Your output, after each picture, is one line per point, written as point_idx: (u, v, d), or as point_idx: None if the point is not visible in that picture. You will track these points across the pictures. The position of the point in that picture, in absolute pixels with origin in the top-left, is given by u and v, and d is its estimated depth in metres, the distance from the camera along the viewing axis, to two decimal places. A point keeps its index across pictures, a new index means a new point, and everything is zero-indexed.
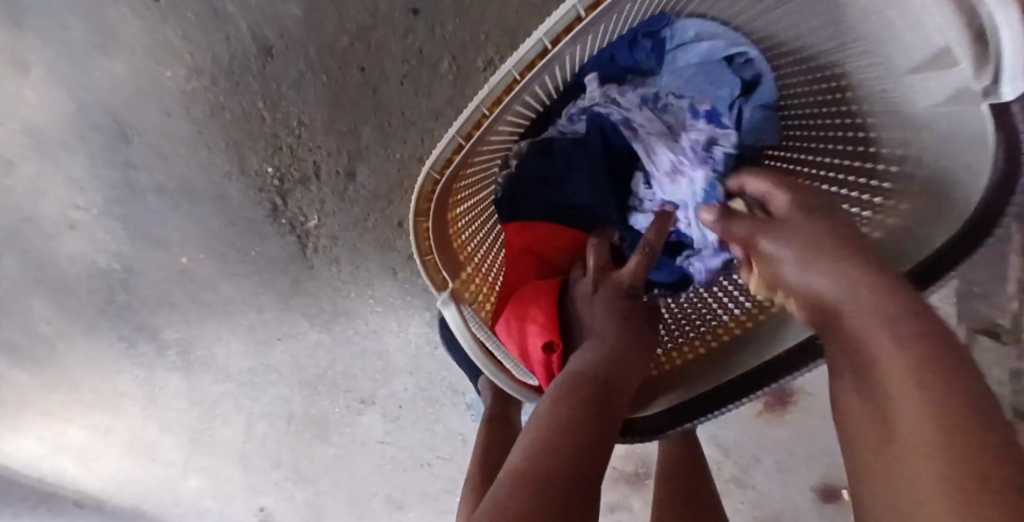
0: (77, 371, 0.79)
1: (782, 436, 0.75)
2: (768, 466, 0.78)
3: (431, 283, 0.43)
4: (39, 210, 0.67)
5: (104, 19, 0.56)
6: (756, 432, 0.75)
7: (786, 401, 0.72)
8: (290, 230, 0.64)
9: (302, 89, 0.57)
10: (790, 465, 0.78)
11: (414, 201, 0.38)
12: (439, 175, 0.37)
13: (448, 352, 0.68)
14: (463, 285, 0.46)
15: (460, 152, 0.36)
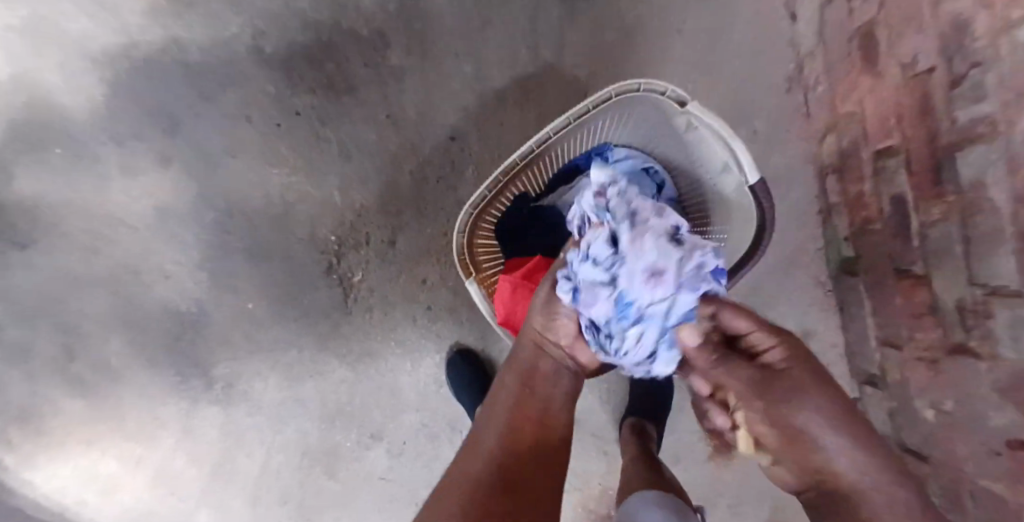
0: (128, 403, 0.96)
1: (730, 480, 0.93)
2: (723, 510, 0.94)
3: (459, 271, 0.72)
4: (146, 264, 0.91)
5: (239, 135, 0.86)
6: (706, 479, 0.94)
7: (732, 449, 0.91)
8: (339, 283, 0.89)
9: (367, 183, 0.85)
10: (741, 510, 0.94)
11: (459, 220, 0.70)
12: (472, 210, 0.70)
13: (450, 385, 0.89)
14: (482, 281, 0.73)
15: (485, 194, 0.70)
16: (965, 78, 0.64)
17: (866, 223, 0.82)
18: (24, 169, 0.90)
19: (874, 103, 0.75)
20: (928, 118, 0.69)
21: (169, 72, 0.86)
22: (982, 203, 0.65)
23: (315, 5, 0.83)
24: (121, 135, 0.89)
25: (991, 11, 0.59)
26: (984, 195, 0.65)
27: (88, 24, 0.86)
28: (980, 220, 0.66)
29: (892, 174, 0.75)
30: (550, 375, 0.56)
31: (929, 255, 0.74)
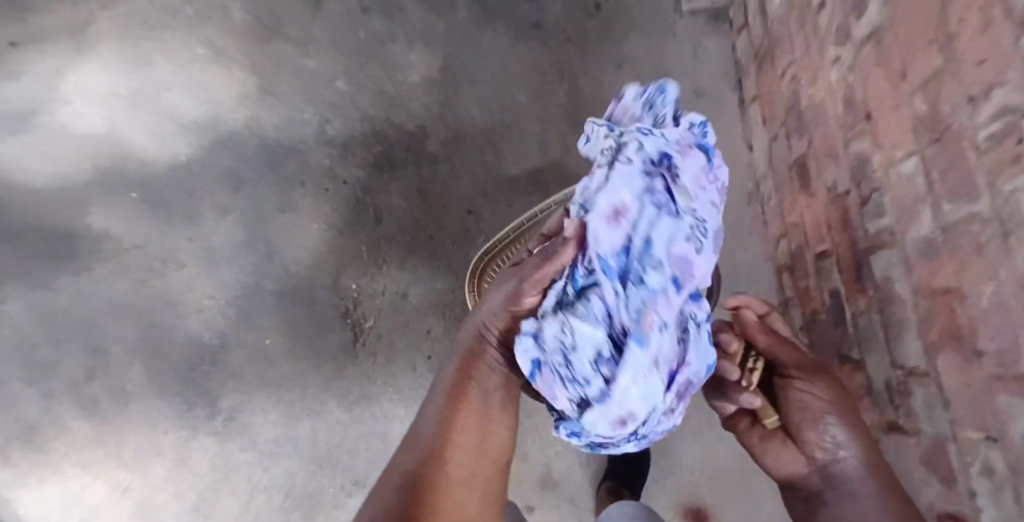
0: (129, 429, 1.01)
1: None
2: None
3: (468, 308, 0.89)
4: (184, 297, 1.02)
5: (290, 193, 1.03)
6: None
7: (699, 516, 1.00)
8: (351, 326, 1.01)
9: (393, 241, 1.01)
10: None
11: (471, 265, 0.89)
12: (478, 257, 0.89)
13: None
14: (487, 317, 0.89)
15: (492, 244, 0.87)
16: (869, 198, 0.82)
17: (814, 313, 0.98)
18: (99, 209, 1.03)
19: (811, 216, 0.95)
20: (848, 226, 0.87)
21: (245, 140, 1.04)
22: (890, 295, 0.81)
23: (374, 105, 1.05)
24: (192, 186, 1.03)
25: (882, 150, 0.79)
26: (892, 289, 0.81)
27: (188, 101, 1.05)
28: (891, 310, 0.81)
29: (828, 273, 0.93)
30: (482, 373, 0.60)
31: (862, 340, 0.88)
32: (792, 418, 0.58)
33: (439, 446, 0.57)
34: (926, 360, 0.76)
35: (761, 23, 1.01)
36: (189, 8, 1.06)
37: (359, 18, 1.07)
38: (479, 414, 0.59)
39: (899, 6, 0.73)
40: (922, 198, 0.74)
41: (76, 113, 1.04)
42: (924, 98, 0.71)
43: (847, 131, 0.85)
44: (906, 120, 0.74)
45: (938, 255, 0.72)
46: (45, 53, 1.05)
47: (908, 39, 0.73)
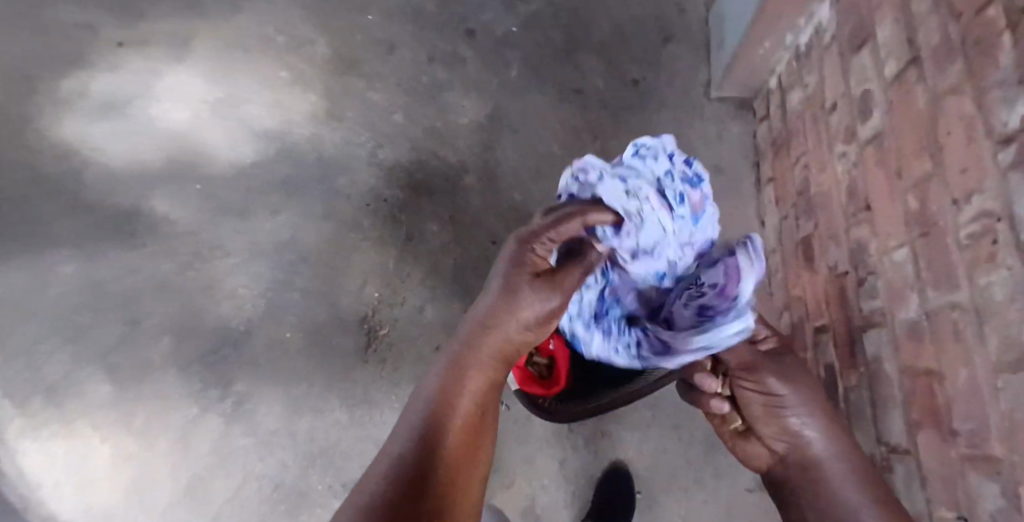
0: (144, 399, 1.06)
1: None
2: None
3: None
4: (221, 283, 1.10)
5: (336, 204, 1.13)
6: None
7: None
8: (366, 330, 1.08)
9: (419, 259, 1.10)
10: None
11: None
12: None
13: None
14: None
15: None
16: (865, 280, 0.85)
17: None
18: (165, 196, 1.12)
19: (812, 292, 0.99)
20: (844, 303, 0.90)
21: (305, 153, 1.15)
22: (879, 373, 0.83)
23: (425, 138, 1.16)
24: (250, 186, 1.13)
25: (878, 238, 0.82)
26: (880, 367, 0.83)
27: (265, 114, 1.16)
28: (880, 387, 0.83)
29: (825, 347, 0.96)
30: (473, 366, 0.65)
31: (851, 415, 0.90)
32: (756, 414, 0.69)
33: (427, 450, 0.60)
34: (909, 438, 0.78)
35: (781, 114, 1.10)
36: (282, 37, 1.19)
37: (424, 65, 1.20)
38: (466, 418, 0.64)
39: (898, 117, 0.78)
40: (911, 284, 0.76)
41: (164, 111, 1.15)
42: (915, 197, 0.75)
43: (849, 218, 0.89)
44: (899, 214, 0.78)
45: (923, 336, 0.74)
46: (148, 55, 1.17)
47: (905, 144, 0.77)
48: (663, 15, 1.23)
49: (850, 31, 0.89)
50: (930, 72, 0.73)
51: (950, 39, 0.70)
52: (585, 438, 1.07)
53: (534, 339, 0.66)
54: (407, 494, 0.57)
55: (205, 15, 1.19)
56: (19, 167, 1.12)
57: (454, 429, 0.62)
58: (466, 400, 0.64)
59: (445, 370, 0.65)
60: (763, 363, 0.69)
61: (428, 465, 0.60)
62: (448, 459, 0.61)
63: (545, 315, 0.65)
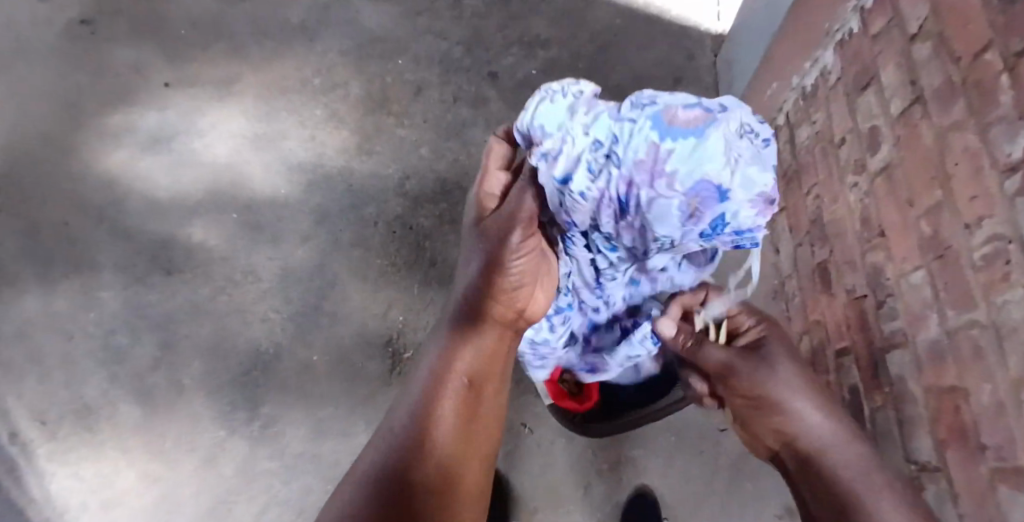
0: (174, 421, 1.09)
1: None
2: None
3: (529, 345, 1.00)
4: (254, 307, 1.14)
5: (364, 234, 1.18)
6: None
7: None
8: (393, 355, 1.11)
9: (443, 285, 1.14)
10: None
11: None
12: None
13: None
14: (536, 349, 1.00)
15: None
16: (885, 303, 0.83)
17: None
18: (202, 224, 1.18)
19: (831, 316, 0.98)
20: (865, 326, 0.88)
21: (336, 185, 1.21)
22: (904, 393, 0.81)
23: (449, 169, 1.22)
24: (284, 215, 1.19)
25: (894, 262, 0.81)
26: (905, 387, 0.81)
27: (300, 149, 1.23)
28: (906, 409, 0.81)
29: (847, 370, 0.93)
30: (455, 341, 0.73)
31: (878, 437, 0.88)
32: (754, 407, 0.70)
33: (422, 426, 0.68)
34: (938, 457, 0.76)
35: (789, 145, 1.10)
36: (318, 79, 1.27)
37: (450, 103, 1.26)
38: (459, 391, 0.70)
39: (905, 152, 0.79)
40: (929, 304, 0.75)
41: (206, 145, 1.22)
42: (927, 224, 0.75)
43: (864, 243, 0.88)
44: (913, 240, 0.78)
45: (944, 355, 0.73)
46: (193, 95, 1.25)
47: (914, 177, 0.77)
48: (674, 59, 1.30)
49: (855, 73, 0.90)
50: (936, 111, 0.73)
51: (951, 81, 0.71)
52: (609, 462, 1.07)
53: (517, 287, 0.71)
54: (401, 471, 0.65)
55: (248, 58, 1.27)
56: (66, 197, 1.18)
57: (448, 404, 0.69)
58: (457, 372, 0.71)
59: (437, 348, 0.73)
60: (746, 356, 0.71)
61: (423, 439, 0.67)
62: (441, 435, 0.68)
63: (518, 262, 0.69)
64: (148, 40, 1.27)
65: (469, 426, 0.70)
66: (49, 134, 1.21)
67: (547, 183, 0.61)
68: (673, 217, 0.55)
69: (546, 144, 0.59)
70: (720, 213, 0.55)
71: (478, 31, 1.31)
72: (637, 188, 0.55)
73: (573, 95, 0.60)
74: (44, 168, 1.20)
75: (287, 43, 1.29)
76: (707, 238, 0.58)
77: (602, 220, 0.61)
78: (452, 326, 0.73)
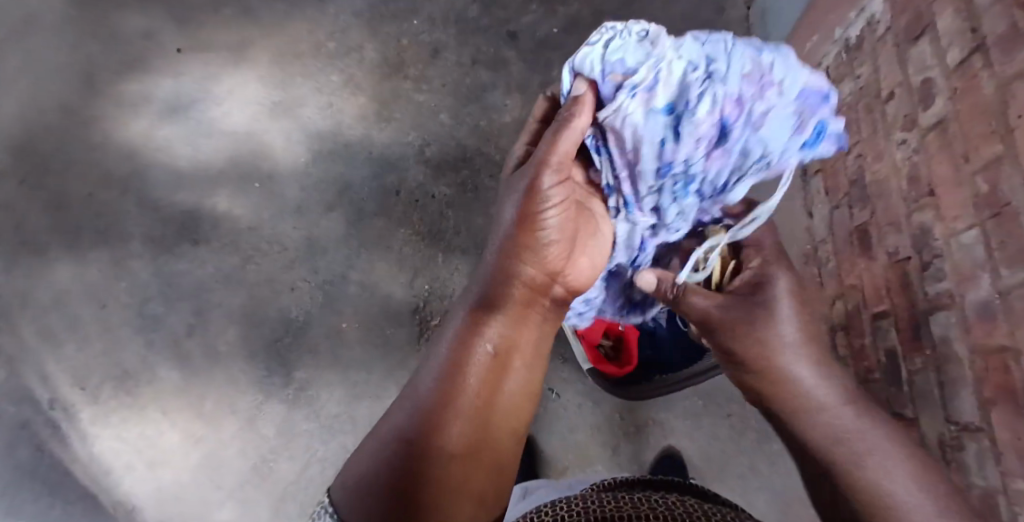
0: (211, 386, 1.11)
1: None
2: None
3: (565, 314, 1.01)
4: (285, 274, 1.14)
5: (385, 201, 1.17)
6: None
7: None
8: (420, 323, 1.12)
9: (467, 253, 1.14)
10: None
11: None
12: None
13: None
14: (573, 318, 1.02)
15: None
16: (930, 264, 0.86)
17: (867, 372, 1.01)
18: (226, 193, 1.17)
19: (870, 278, 1.00)
20: (907, 290, 0.91)
21: (359, 152, 1.19)
22: (948, 355, 0.84)
23: (469, 136, 1.20)
24: (307, 182, 1.18)
25: (944, 222, 0.84)
26: (949, 350, 0.84)
27: (318, 116, 1.21)
28: (950, 370, 0.84)
29: (886, 333, 0.96)
30: (480, 310, 0.68)
31: (916, 397, 0.91)
32: (754, 371, 0.74)
33: (444, 403, 0.64)
34: (982, 416, 0.80)
35: (829, 107, 1.12)
36: (333, 43, 1.24)
37: (468, 66, 1.23)
38: (484, 368, 0.66)
39: (961, 105, 0.81)
40: (981, 265, 0.78)
41: (224, 113, 1.21)
42: (985, 179, 0.78)
43: (910, 204, 0.91)
44: (966, 197, 0.80)
45: (995, 315, 0.77)
46: (208, 61, 1.23)
47: (970, 130, 0.80)
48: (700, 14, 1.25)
49: (905, 24, 0.92)
50: (998, 58, 0.76)
51: (1017, 27, 0.73)
52: (635, 426, 1.09)
53: (552, 244, 0.66)
54: (419, 450, 0.62)
55: (258, 22, 1.24)
56: (91, 167, 1.18)
57: (473, 380, 0.65)
58: (483, 349, 0.67)
59: (457, 323, 0.69)
60: (753, 311, 0.71)
61: (445, 415, 0.63)
62: (465, 413, 0.64)
63: (554, 212, 0.64)
64: (157, 5, 1.24)
65: (493, 406, 0.66)
66: (68, 105, 1.20)
67: (638, 114, 0.59)
68: (788, 125, 0.60)
69: (638, 74, 0.57)
70: (822, 117, 0.60)
71: None
72: (747, 107, 0.58)
73: (636, 33, 0.58)
74: (67, 140, 1.19)
75: (299, 4, 1.25)
76: (809, 149, 0.62)
77: (699, 152, 0.60)
78: (477, 302, 0.69)
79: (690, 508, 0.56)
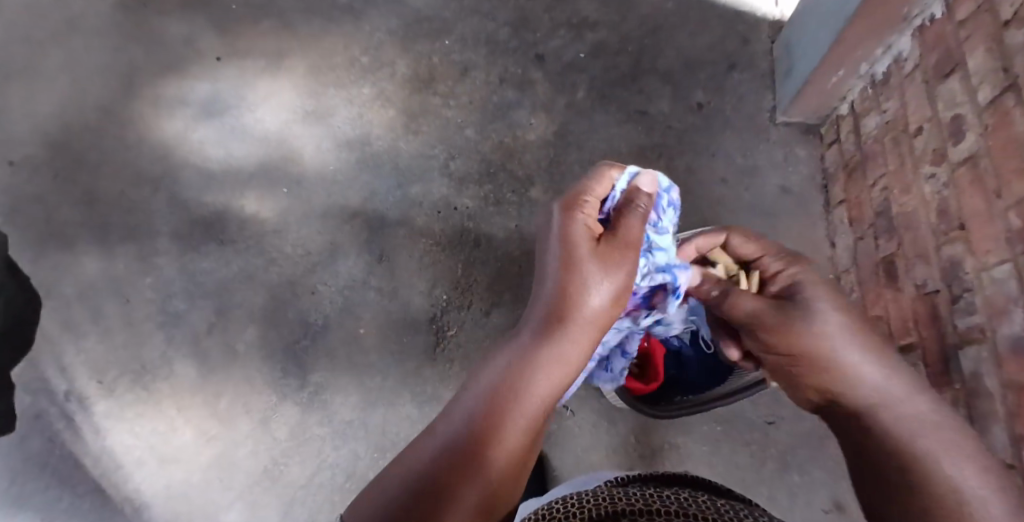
0: (227, 383, 1.11)
1: None
2: None
3: None
4: (306, 278, 1.15)
5: (409, 211, 1.18)
6: None
7: None
8: (436, 332, 1.12)
9: (487, 265, 1.14)
10: None
11: None
12: None
13: None
14: None
15: None
16: (961, 297, 0.85)
17: None
18: (255, 195, 1.19)
19: (896, 309, 0.98)
20: (935, 321, 0.90)
21: (386, 163, 1.21)
22: (978, 390, 0.82)
23: (494, 151, 1.21)
24: (333, 189, 1.19)
25: (976, 256, 0.83)
26: (980, 384, 0.82)
27: (349, 125, 1.23)
28: (979, 405, 0.82)
29: (912, 366, 0.94)
30: (550, 317, 0.65)
31: None
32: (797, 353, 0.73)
33: (475, 451, 0.59)
34: (1014, 453, 0.77)
35: (854, 139, 1.12)
36: (366, 57, 1.27)
37: (496, 85, 1.25)
38: (530, 416, 0.63)
39: (993, 141, 0.81)
40: (1014, 299, 0.77)
41: (257, 118, 1.24)
42: (1017, 214, 0.76)
43: (939, 238, 0.90)
44: (998, 231, 0.79)
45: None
46: (244, 68, 1.26)
47: (1003, 166, 0.79)
48: (726, 44, 1.27)
49: (935, 60, 0.93)
50: None
51: None
52: (650, 448, 1.06)
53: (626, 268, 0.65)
54: (444, 488, 0.56)
55: (296, 33, 1.28)
56: (125, 165, 1.21)
57: (509, 431, 0.61)
58: (532, 400, 0.63)
59: (517, 349, 0.65)
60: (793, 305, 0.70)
61: (475, 462, 0.58)
62: (501, 457, 0.60)
63: (603, 290, 0.64)
64: (199, 13, 1.29)
65: (520, 464, 0.63)
66: (106, 105, 1.24)
67: None
68: None
69: None
70: None
71: (525, 12, 1.29)
72: None
73: None
74: (104, 135, 1.22)
75: (335, 19, 1.29)
76: None
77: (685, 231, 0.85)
78: (533, 330, 0.65)
79: (702, 505, 0.54)
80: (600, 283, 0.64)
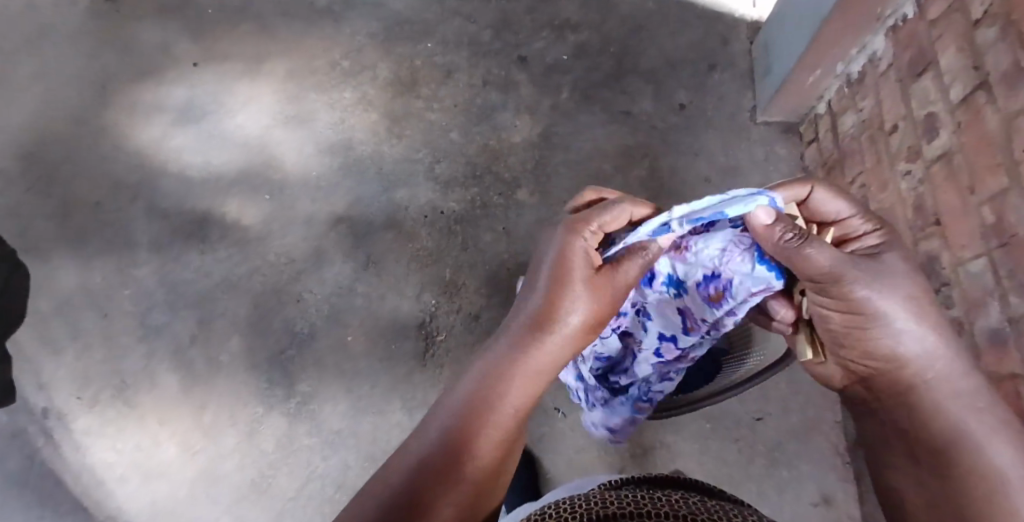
0: (211, 395, 1.09)
1: None
2: None
3: None
4: (290, 286, 1.13)
5: (394, 216, 1.17)
6: None
7: None
8: (425, 337, 1.11)
9: (473, 269, 1.14)
10: None
11: None
12: None
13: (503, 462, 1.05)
14: None
15: None
16: (939, 291, 0.87)
17: None
18: (236, 202, 1.17)
19: None
20: None
21: (369, 168, 1.20)
22: None
23: (479, 154, 1.21)
24: (316, 194, 1.18)
25: (952, 250, 0.85)
26: None
27: (331, 129, 1.22)
28: None
29: None
30: (533, 327, 0.63)
31: None
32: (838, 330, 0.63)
33: (452, 460, 0.57)
34: None
35: (833, 137, 1.14)
36: (346, 61, 1.26)
37: (479, 87, 1.25)
38: (506, 432, 0.60)
39: (966, 138, 0.83)
40: (991, 292, 0.79)
41: (236, 124, 1.22)
42: (991, 209, 0.78)
43: (916, 234, 0.92)
44: (973, 226, 0.81)
45: (1005, 342, 0.77)
46: (221, 72, 1.24)
47: (977, 162, 0.81)
48: (705, 44, 1.28)
49: (909, 59, 0.94)
50: (1001, 95, 0.77)
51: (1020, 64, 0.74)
52: (641, 448, 1.07)
53: (612, 289, 0.63)
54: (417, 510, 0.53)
55: (274, 37, 1.26)
56: (99, 174, 1.18)
57: (485, 448, 0.59)
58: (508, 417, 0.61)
59: (497, 357, 0.63)
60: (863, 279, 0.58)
61: (449, 480, 0.56)
62: (476, 468, 0.57)
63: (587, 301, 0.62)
64: (173, 17, 1.26)
65: (494, 479, 0.59)
66: (78, 112, 1.21)
67: None
68: None
69: None
70: None
71: (507, 13, 1.29)
72: None
73: None
74: (76, 144, 1.19)
75: (315, 22, 1.27)
76: None
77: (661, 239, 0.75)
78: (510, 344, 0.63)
79: (695, 508, 0.54)
80: (584, 294, 0.62)
